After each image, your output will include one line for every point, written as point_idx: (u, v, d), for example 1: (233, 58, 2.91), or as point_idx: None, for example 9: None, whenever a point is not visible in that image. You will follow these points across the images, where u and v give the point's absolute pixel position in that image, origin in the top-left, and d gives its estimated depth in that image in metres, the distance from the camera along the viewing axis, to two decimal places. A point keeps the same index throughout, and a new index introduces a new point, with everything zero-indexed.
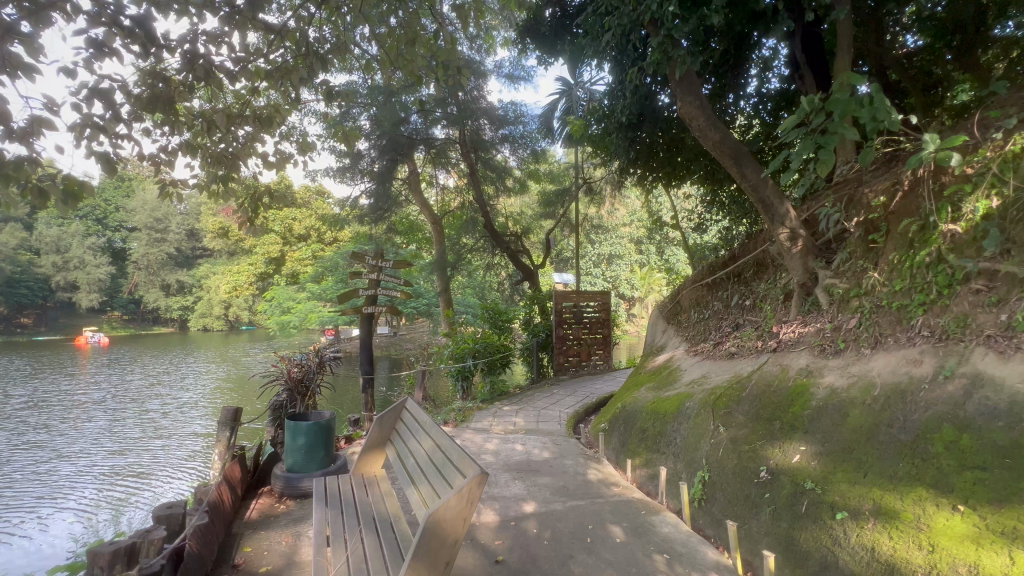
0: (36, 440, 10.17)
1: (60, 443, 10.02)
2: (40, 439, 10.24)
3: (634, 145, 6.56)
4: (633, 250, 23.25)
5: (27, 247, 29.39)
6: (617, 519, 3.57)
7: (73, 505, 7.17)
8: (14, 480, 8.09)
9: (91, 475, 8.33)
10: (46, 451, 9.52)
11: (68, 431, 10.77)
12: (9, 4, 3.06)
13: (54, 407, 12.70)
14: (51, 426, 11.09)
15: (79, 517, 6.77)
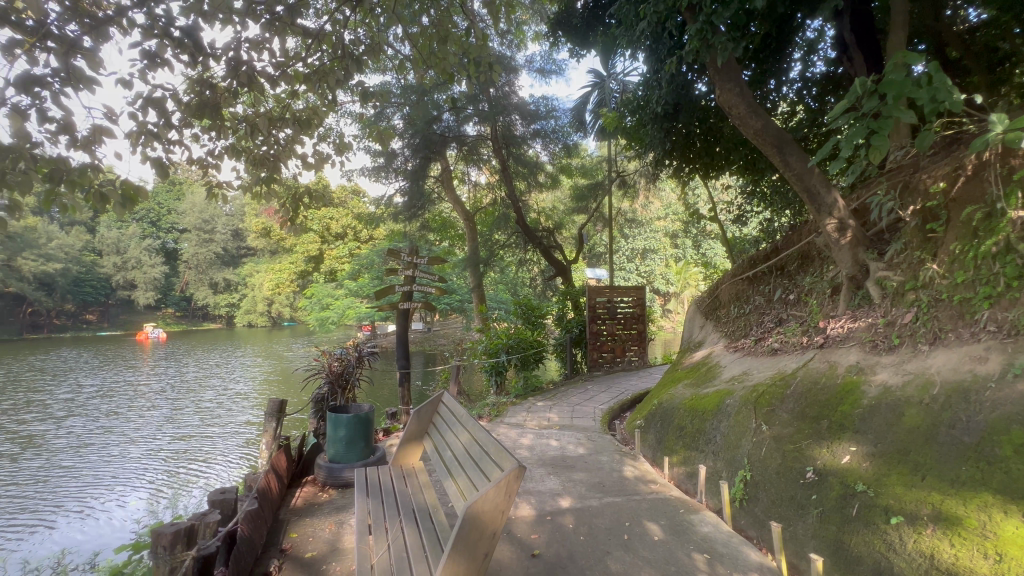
0: (107, 425, 10.99)
1: (128, 428, 10.80)
2: (111, 424, 11.07)
3: (670, 137, 6.38)
4: (668, 244, 22.72)
5: (91, 249, 31.59)
6: (654, 517, 3.51)
7: (142, 486, 7.71)
8: (90, 461, 8.78)
9: (157, 458, 8.93)
10: (116, 435, 10.28)
11: (135, 418, 11.58)
12: (72, 21, 3.27)
13: (120, 396, 13.63)
14: (119, 413, 11.94)
15: (148, 497, 7.28)
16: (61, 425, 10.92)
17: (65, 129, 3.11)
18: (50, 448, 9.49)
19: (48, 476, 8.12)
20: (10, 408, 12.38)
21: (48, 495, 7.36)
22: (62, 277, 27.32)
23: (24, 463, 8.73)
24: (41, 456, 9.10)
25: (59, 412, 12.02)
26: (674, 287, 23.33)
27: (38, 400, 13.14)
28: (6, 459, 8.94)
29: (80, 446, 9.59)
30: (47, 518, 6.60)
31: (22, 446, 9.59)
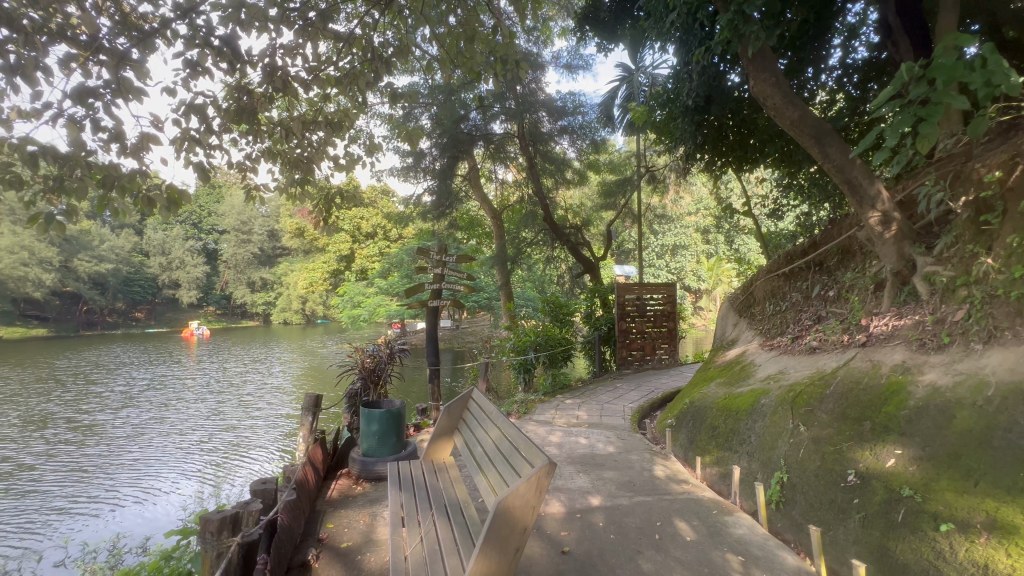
0: (159, 415, 11.65)
1: (178, 419, 11.40)
2: (164, 415, 11.72)
3: (701, 131, 6.22)
4: (699, 240, 22.20)
5: (139, 250, 33.37)
6: (686, 517, 3.47)
7: (192, 474, 8.14)
8: (145, 450, 9.33)
9: (205, 448, 9.40)
10: (167, 425, 10.88)
11: (184, 409, 12.21)
12: (122, 35, 3.45)
13: (171, 389, 14.41)
14: (169, 405, 12.62)
15: (197, 484, 7.68)
16: (119, 415, 11.65)
17: (116, 138, 3.29)
18: (109, 436, 10.14)
19: (109, 462, 8.69)
20: (73, 398, 13.28)
21: (108, 481, 7.87)
22: (113, 276, 28.96)
23: (87, 449, 9.37)
24: (102, 443, 9.74)
25: (116, 403, 12.81)
26: (705, 284, 22.87)
27: (96, 392, 14.04)
28: (72, 445, 9.62)
29: (136, 435, 10.21)
30: (109, 502, 7.07)
31: (85, 434, 10.29)
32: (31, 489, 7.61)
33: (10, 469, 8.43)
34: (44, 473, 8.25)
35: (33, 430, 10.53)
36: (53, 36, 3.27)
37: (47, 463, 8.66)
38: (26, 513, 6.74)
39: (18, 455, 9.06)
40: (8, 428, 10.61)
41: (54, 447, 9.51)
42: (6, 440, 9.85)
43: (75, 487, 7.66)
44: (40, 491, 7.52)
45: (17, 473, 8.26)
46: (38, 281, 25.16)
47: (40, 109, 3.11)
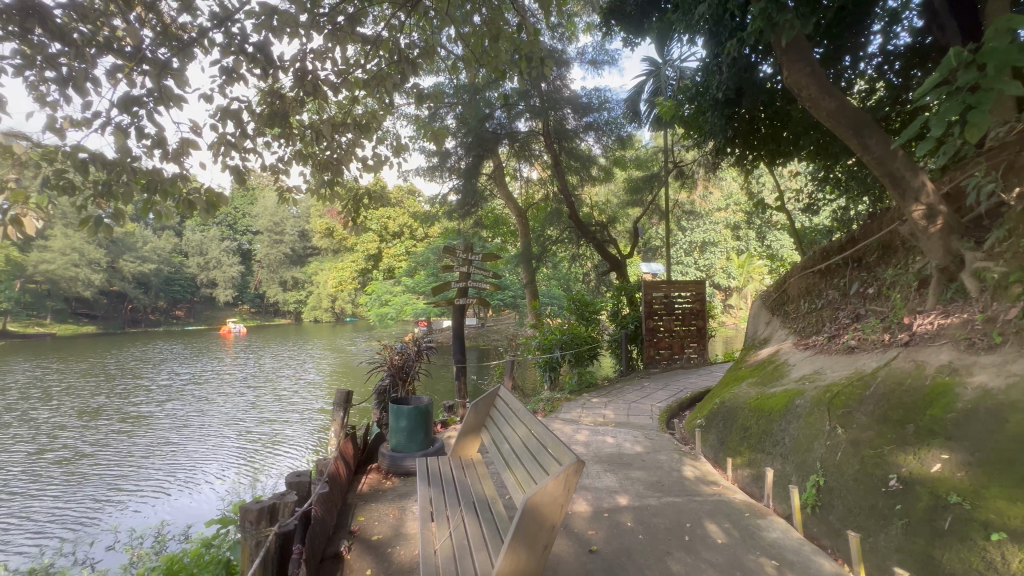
0: (202, 408, 12.17)
1: (218, 411, 11.89)
2: (205, 408, 12.23)
3: (731, 125, 6.07)
4: (729, 236, 21.66)
5: (179, 251, 34.84)
6: (716, 518, 3.41)
7: (231, 465, 8.46)
8: (188, 441, 9.77)
9: (244, 440, 9.77)
10: (209, 417, 11.36)
11: (224, 402, 12.72)
12: (162, 46, 3.59)
13: (211, 383, 15.04)
14: (211, 398, 13.17)
15: (236, 475, 7.97)
16: (165, 407, 12.24)
17: (158, 144, 3.44)
18: (156, 426, 10.68)
19: (156, 452, 9.15)
20: (123, 391, 14.02)
21: (156, 470, 8.30)
22: (155, 276, 30.36)
23: (136, 439, 9.90)
24: (150, 433, 10.27)
25: (162, 396, 13.46)
26: (736, 281, 22.34)
27: (143, 385, 14.78)
28: (123, 435, 10.19)
29: (181, 426, 10.71)
30: (158, 490, 7.46)
31: (134, 425, 10.86)
32: (87, 476, 8.10)
33: (68, 456, 9.00)
34: (98, 460, 8.76)
35: (88, 420, 11.18)
36: (101, 49, 3.45)
37: (101, 452, 9.19)
38: (83, 499, 7.18)
39: (75, 443, 9.65)
40: (66, 418, 11.30)
41: (107, 436, 10.08)
42: (64, 430, 10.49)
43: (126, 475, 8.10)
44: (96, 478, 7.99)
45: (75, 460, 8.80)
46: (88, 281, 26.61)
47: (90, 118, 3.28)
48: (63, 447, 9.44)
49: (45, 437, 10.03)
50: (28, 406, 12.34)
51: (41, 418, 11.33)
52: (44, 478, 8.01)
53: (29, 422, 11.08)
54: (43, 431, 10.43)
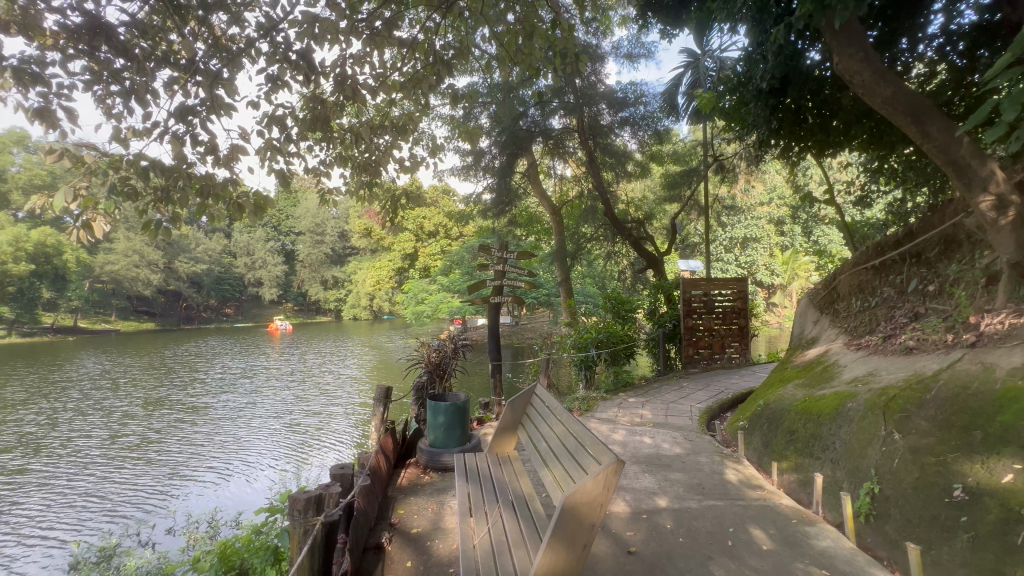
0: (253, 400, 12.81)
1: (268, 403, 12.46)
2: (257, 400, 12.86)
3: (775, 116, 5.82)
4: (773, 231, 20.79)
5: (229, 252, 36.68)
6: (761, 524, 3.29)
7: (279, 455, 8.84)
8: (243, 430, 10.32)
9: (293, 431, 10.21)
10: (260, 409, 11.94)
11: (273, 395, 13.32)
12: (212, 57, 3.76)
13: (262, 377, 15.77)
14: (263, 391, 13.82)
15: (283, 465, 8.32)
16: (220, 398, 12.96)
17: (211, 150, 3.63)
18: (213, 416, 11.33)
19: (213, 440, 9.70)
20: (182, 383, 14.93)
21: (214, 457, 8.82)
22: (207, 276, 32.10)
23: (197, 427, 10.56)
24: (209, 422, 10.91)
25: (217, 388, 14.26)
26: (780, 279, 21.46)
27: (200, 378, 15.69)
28: (185, 423, 10.88)
29: (235, 416, 11.31)
30: (217, 476, 7.93)
31: (194, 414, 11.56)
32: (154, 460, 8.72)
33: (138, 441, 9.72)
34: (164, 446, 9.39)
35: (153, 409, 12.00)
36: (160, 62, 3.67)
37: (166, 438, 9.85)
38: (153, 482, 7.73)
39: (143, 430, 10.38)
40: (134, 407, 12.18)
41: (170, 424, 10.79)
42: (133, 417, 11.31)
43: (189, 460, 8.66)
44: (162, 463, 8.57)
45: (143, 445, 9.49)
46: (147, 281, 28.43)
47: (150, 128, 3.51)
48: (133, 434, 10.18)
49: (118, 424, 10.85)
50: (101, 395, 13.36)
51: (112, 407, 12.24)
52: (117, 462, 8.68)
53: (103, 410, 12.00)
54: (115, 418, 11.29)
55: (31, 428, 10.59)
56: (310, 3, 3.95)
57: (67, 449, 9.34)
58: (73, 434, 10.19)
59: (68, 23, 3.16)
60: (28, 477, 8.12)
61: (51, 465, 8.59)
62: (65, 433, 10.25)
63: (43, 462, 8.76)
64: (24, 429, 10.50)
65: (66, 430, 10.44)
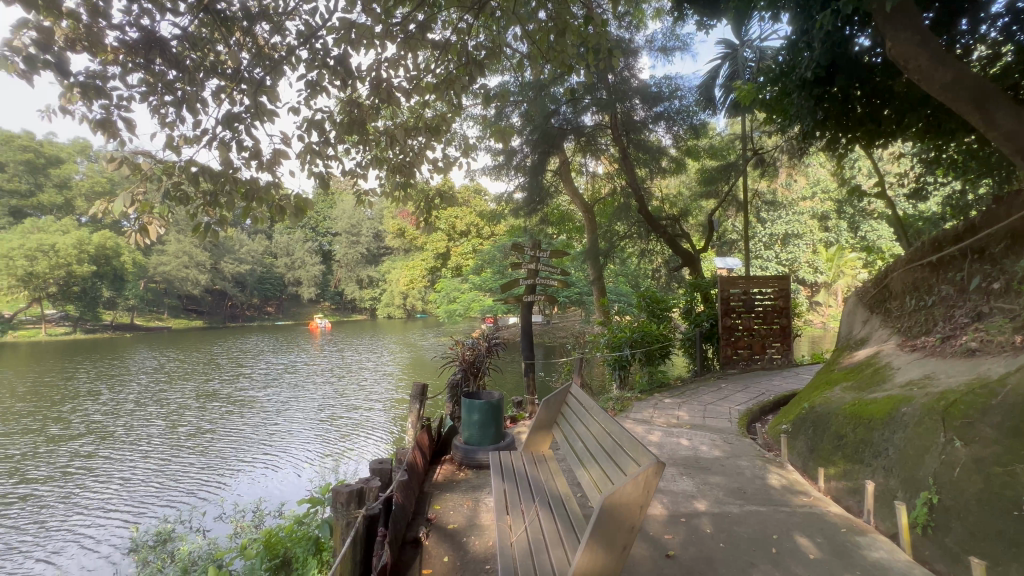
0: (296, 394, 13.32)
1: (310, 398, 12.92)
2: (299, 394, 13.37)
3: (822, 106, 5.53)
4: (816, 227, 19.93)
5: (270, 252, 38.11)
6: (808, 532, 3.16)
7: (321, 447, 9.17)
8: (288, 423, 10.76)
9: (333, 424, 10.57)
10: (302, 402, 12.41)
11: (314, 390, 13.80)
12: (257, 67, 3.91)
13: (303, 373, 16.35)
14: (305, 386, 14.35)
15: (324, 458, 8.62)
16: (266, 392, 13.56)
17: (255, 155, 3.79)
18: (260, 409, 11.86)
19: (260, 432, 10.15)
20: (231, 377, 15.68)
21: (262, 448, 9.24)
22: (250, 276, 33.48)
23: (245, 419, 11.08)
24: (255, 414, 11.44)
25: (263, 382, 14.90)
26: (824, 277, 20.56)
27: (246, 372, 16.47)
28: (234, 415, 11.44)
29: (279, 409, 11.80)
30: (265, 466, 8.31)
31: (242, 406, 12.14)
32: (207, 449, 9.22)
33: (192, 431, 10.30)
34: (216, 436, 9.91)
35: (206, 401, 12.68)
36: (208, 72, 3.86)
37: (218, 429, 10.39)
38: (207, 470, 8.18)
39: (197, 421, 10.98)
40: (188, 399, 12.90)
41: (221, 416, 11.37)
42: (188, 408, 11.98)
43: (239, 450, 9.10)
44: (214, 453, 9.05)
45: (198, 435, 10.05)
46: (196, 281, 29.94)
47: (199, 135, 3.68)
48: (188, 424, 10.79)
49: (174, 414, 11.52)
50: (158, 387, 14.20)
51: (169, 398, 13.00)
52: (174, 450, 9.23)
53: (160, 401, 12.78)
54: (171, 409, 11.99)
55: (98, 417, 11.40)
56: (347, 10, 4.05)
57: (130, 437, 10.00)
58: (134, 423, 10.89)
59: (126, 38, 3.36)
60: (97, 462, 8.74)
61: (117, 451, 9.22)
62: (128, 422, 10.97)
63: (110, 448, 9.41)
64: (92, 418, 11.31)
65: (129, 419, 11.17)
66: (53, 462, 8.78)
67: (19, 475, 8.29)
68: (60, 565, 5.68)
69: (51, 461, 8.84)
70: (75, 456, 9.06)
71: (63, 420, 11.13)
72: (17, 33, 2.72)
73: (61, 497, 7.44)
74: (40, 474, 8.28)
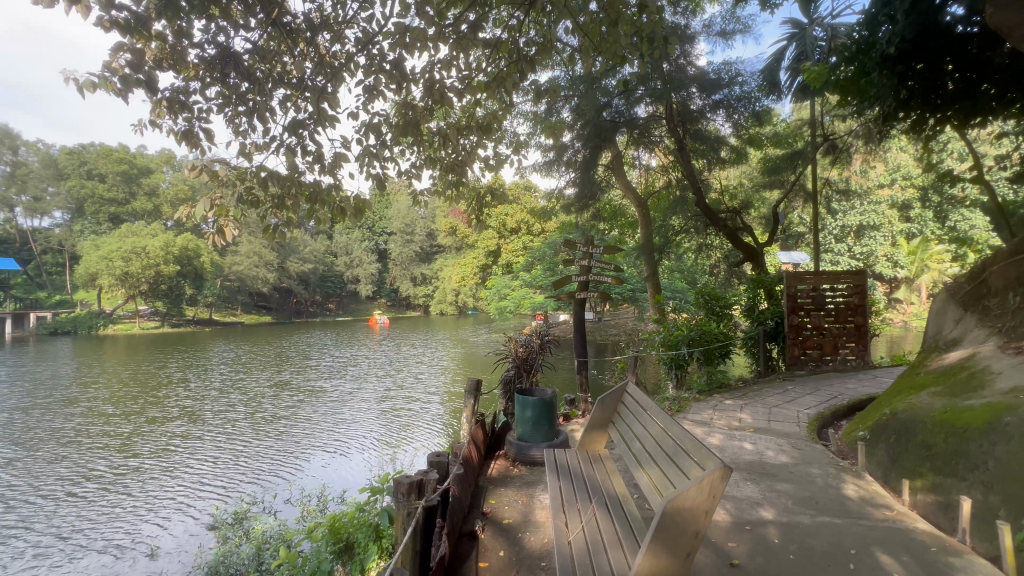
0: (359, 385, 14.02)
1: (371, 389, 13.52)
2: (362, 385, 14.05)
3: (906, 85, 5.06)
4: (895, 218, 18.27)
5: (330, 252, 40.11)
6: (891, 549, 2.91)
7: (381, 436, 9.60)
8: (353, 412, 11.35)
9: (395, 414, 11.06)
10: (365, 393, 13.04)
11: (375, 382, 14.46)
12: (317, 75, 4.10)
13: (365, 366, 17.12)
14: (367, 378, 15.04)
15: (385, 447, 9.01)
16: (333, 382, 14.38)
17: (319, 159, 3.98)
18: (327, 398, 12.58)
19: (328, 420, 10.78)
20: (300, 369, 16.72)
21: (331, 434, 9.83)
22: (313, 274, 35.44)
23: (315, 407, 11.80)
24: (324, 403, 12.15)
25: (329, 374, 15.78)
26: (905, 271, 18.81)
27: (312, 364, 17.51)
28: (305, 403, 12.21)
29: (345, 399, 12.47)
30: (335, 452, 8.85)
31: (311, 395, 12.93)
32: (283, 434, 9.92)
33: (269, 416, 11.11)
34: (290, 422, 10.63)
35: (280, 390, 13.61)
36: (276, 82, 4.10)
37: (292, 416, 11.15)
38: (284, 453, 8.81)
39: (274, 408, 11.82)
40: (265, 387, 13.92)
41: (294, 403, 12.19)
42: (265, 396, 12.92)
43: (311, 435, 9.74)
44: (289, 437, 9.71)
45: (274, 420, 10.82)
46: (265, 279, 32.09)
47: (268, 142, 3.92)
48: (266, 410, 11.64)
49: (253, 401, 12.48)
50: (237, 377, 15.36)
51: (248, 386, 14.08)
52: (255, 433, 9.99)
53: (241, 389, 13.87)
54: (251, 396, 12.98)
55: (190, 401, 12.54)
56: (403, 14, 4.16)
57: (216, 421, 10.92)
58: (220, 408, 11.90)
59: (205, 55, 3.63)
60: (191, 441, 9.64)
61: (206, 433, 10.11)
62: (215, 407, 11.99)
63: (200, 429, 10.34)
64: (185, 402, 12.46)
65: (215, 404, 12.22)
66: (155, 439, 9.78)
67: (127, 450, 9.29)
68: (165, 531, 6.33)
69: (153, 439, 9.83)
70: (172, 435, 10.03)
71: (161, 403, 12.34)
72: (115, 56, 3.01)
73: (162, 471, 8.27)
74: (145, 450, 9.23)
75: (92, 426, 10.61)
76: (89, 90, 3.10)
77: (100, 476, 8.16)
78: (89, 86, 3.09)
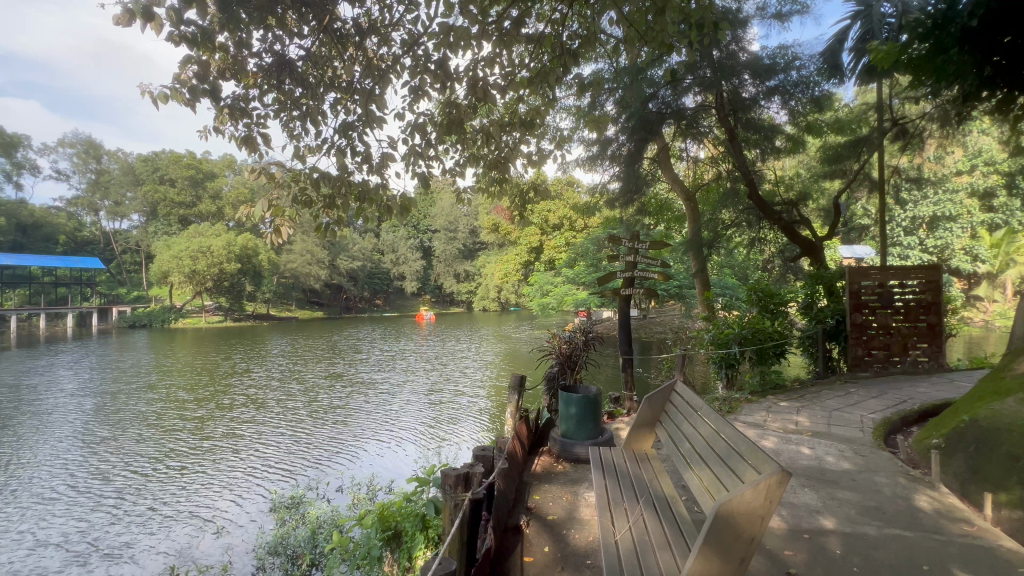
0: (407, 378, 14.48)
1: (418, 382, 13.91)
2: (409, 378, 14.48)
3: (989, 61, 4.62)
4: (975, 207, 16.70)
5: (378, 250, 41.44)
6: (969, 568, 2.68)
7: (429, 428, 9.88)
8: (402, 403, 11.75)
9: (442, 407, 11.34)
10: (413, 386, 13.46)
11: (422, 375, 14.86)
12: (365, 77, 4.21)
13: (412, 359, 17.62)
14: (414, 371, 15.50)
15: (433, 438, 9.29)
16: (383, 375, 14.92)
17: (367, 159, 4.10)
18: (377, 390, 13.04)
19: (379, 410, 11.21)
20: (351, 361, 17.46)
21: (383, 424, 10.22)
22: (361, 271, 36.79)
23: (367, 398, 12.31)
24: (375, 394, 12.65)
25: (379, 367, 16.36)
26: (986, 266, 17.16)
27: (362, 357, 18.19)
28: (357, 393, 12.77)
29: (394, 391, 12.92)
30: (387, 441, 9.21)
31: (363, 387, 13.46)
32: (339, 422, 10.42)
33: (325, 405, 11.68)
34: (345, 412, 11.15)
35: (334, 381, 14.26)
36: (327, 86, 4.25)
37: (346, 406, 11.65)
38: (340, 441, 9.25)
39: (329, 397, 12.41)
40: (320, 378, 14.62)
41: (348, 394, 12.75)
42: (321, 387, 13.58)
43: (364, 425, 10.16)
44: (344, 426, 10.19)
45: (330, 409, 11.37)
46: (317, 276, 33.62)
47: (321, 144, 4.09)
48: (322, 400, 12.24)
49: (310, 391, 13.15)
50: (295, 368, 16.22)
51: (305, 377, 14.85)
52: (314, 421, 10.55)
53: (300, 379, 14.66)
54: (308, 386, 13.69)
55: (254, 390, 13.38)
56: (446, 14, 4.19)
57: (278, 408, 11.60)
58: (281, 396, 12.62)
59: (263, 64, 3.83)
60: (256, 427, 10.29)
61: (269, 419, 10.76)
62: (276, 395, 12.75)
63: (264, 416, 11.01)
64: (249, 390, 13.28)
65: (276, 393, 12.96)
66: (225, 424, 10.51)
67: (202, 431, 10.05)
68: (237, 507, 6.82)
69: (223, 423, 10.56)
70: (241, 420, 10.76)
71: (228, 391, 13.22)
72: (184, 68, 3.23)
73: (233, 453, 8.90)
74: (216, 433, 9.95)
75: (171, 410, 11.53)
76: (163, 101, 3.35)
77: (180, 455, 8.88)
78: (163, 97, 3.34)
